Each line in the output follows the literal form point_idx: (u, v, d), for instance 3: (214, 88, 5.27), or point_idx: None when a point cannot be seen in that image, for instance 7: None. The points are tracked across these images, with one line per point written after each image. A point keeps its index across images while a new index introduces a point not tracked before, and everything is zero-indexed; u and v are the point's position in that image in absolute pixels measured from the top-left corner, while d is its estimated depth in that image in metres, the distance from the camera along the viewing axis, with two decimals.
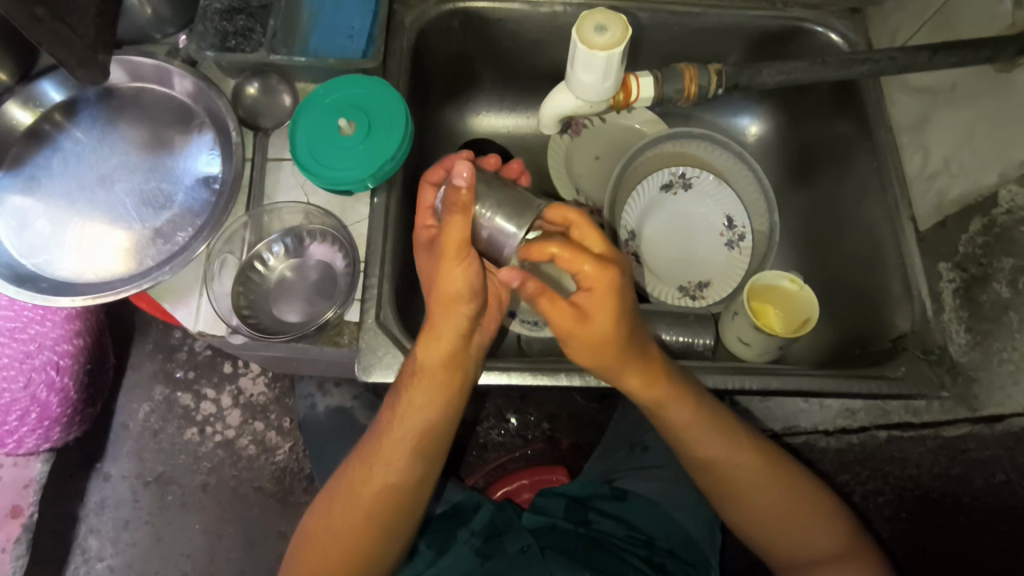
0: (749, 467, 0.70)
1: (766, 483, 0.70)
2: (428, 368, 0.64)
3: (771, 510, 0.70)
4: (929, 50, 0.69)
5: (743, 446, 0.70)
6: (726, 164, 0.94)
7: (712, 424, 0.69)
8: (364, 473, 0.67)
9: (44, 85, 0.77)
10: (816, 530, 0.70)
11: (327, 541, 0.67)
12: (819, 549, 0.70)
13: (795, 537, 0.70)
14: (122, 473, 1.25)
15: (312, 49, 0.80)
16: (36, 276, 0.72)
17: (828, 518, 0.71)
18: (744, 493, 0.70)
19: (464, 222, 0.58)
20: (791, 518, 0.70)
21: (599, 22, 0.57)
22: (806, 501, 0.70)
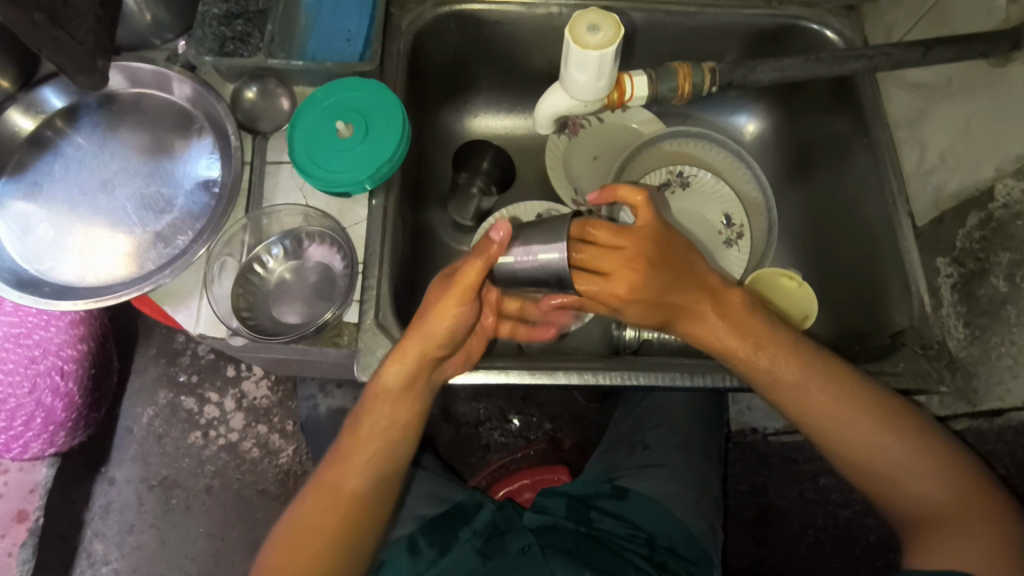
0: (839, 412, 0.65)
1: (858, 425, 0.65)
2: (388, 387, 0.65)
3: (872, 456, 0.65)
4: (922, 47, 0.69)
5: (818, 386, 0.65)
6: (723, 162, 0.95)
7: (770, 347, 0.66)
8: (343, 465, 0.66)
9: (45, 93, 0.78)
10: (923, 481, 0.64)
11: (308, 542, 0.64)
12: (929, 499, 0.64)
13: (900, 489, 0.65)
14: (127, 477, 1.26)
15: (310, 53, 0.81)
16: (38, 280, 0.73)
17: (938, 468, 0.64)
18: (838, 439, 0.65)
19: (485, 263, 0.61)
20: (894, 465, 0.64)
21: (592, 22, 0.58)
22: (909, 446, 0.64)
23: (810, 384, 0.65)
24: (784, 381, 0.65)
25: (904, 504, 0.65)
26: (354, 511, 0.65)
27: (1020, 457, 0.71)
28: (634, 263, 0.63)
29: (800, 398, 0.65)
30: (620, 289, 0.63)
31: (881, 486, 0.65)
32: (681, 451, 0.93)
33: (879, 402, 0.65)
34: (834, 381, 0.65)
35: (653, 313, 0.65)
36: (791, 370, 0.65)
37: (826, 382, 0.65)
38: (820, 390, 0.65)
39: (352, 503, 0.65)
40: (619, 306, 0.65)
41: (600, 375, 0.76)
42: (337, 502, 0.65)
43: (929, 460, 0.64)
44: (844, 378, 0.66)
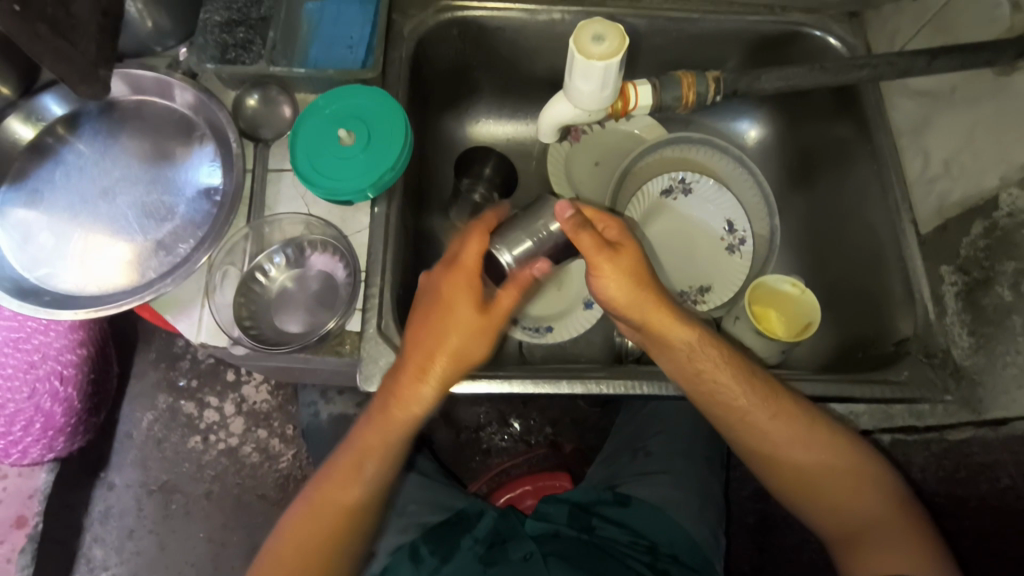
0: (789, 431, 0.66)
1: (821, 457, 0.67)
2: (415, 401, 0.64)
3: (812, 475, 0.67)
4: (927, 55, 0.68)
5: (788, 423, 0.66)
6: (726, 169, 0.95)
7: (725, 361, 0.66)
8: (337, 482, 0.66)
9: (46, 100, 0.78)
10: (862, 498, 0.67)
11: (295, 552, 0.66)
12: (866, 517, 0.66)
13: (840, 507, 0.67)
14: (127, 482, 1.25)
15: (312, 61, 0.80)
16: (39, 289, 0.72)
17: (879, 489, 0.67)
18: (780, 456, 0.68)
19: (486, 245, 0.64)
20: (832, 483, 0.67)
21: (597, 32, 0.57)
22: (852, 467, 0.67)
23: (776, 410, 0.66)
24: (734, 399, 0.67)
25: (840, 520, 0.67)
26: (342, 527, 0.67)
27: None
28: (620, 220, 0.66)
29: (749, 415, 0.67)
30: (619, 230, 0.65)
31: (817, 505, 0.68)
32: (683, 458, 0.92)
33: (825, 421, 0.67)
34: (804, 412, 0.67)
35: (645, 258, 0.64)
36: (740, 388, 0.66)
37: (791, 413, 0.67)
38: (769, 410, 0.66)
39: (342, 518, 0.67)
40: (619, 247, 0.63)
41: (601, 383, 0.76)
42: (327, 514, 0.66)
43: (881, 481, 0.68)
44: (795, 402, 0.67)
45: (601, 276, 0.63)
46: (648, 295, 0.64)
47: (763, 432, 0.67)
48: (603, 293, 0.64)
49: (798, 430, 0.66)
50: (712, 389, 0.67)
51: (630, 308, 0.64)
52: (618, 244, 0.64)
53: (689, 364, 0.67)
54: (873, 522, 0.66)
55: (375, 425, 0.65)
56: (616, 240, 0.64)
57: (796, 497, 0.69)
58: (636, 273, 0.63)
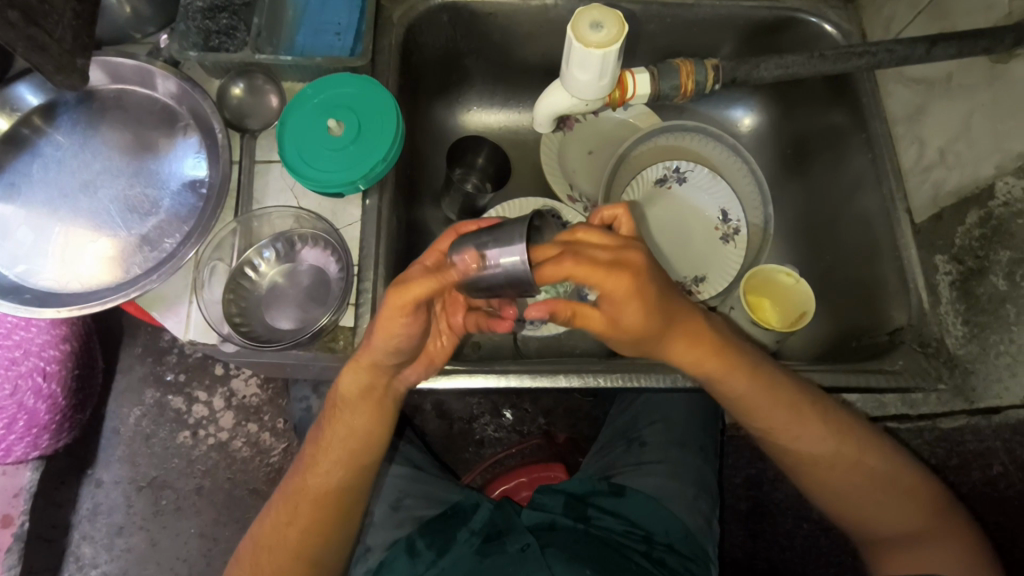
0: (829, 448, 0.67)
1: (836, 450, 0.67)
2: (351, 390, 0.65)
3: (853, 492, 0.67)
4: (926, 42, 0.67)
5: (801, 417, 0.66)
6: (721, 157, 0.94)
7: (746, 373, 0.65)
8: (318, 469, 0.67)
9: (21, 89, 0.75)
10: (900, 511, 0.67)
11: (290, 540, 0.67)
12: (902, 527, 0.67)
13: (875, 518, 0.68)
14: (115, 478, 1.23)
15: (298, 47, 0.78)
16: (19, 286, 0.70)
17: (913, 495, 0.67)
18: (821, 475, 0.68)
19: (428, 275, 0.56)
20: (865, 496, 0.67)
21: (596, 18, 0.56)
22: (889, 478, 0.67)
23: (796, 415, 0.66)
24: (766, 416, 0.66)
25: (877, 533, 0.68)
26: (332, 510, 0.68)
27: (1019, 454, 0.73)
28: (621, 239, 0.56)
29: (779, 430, 0.67)
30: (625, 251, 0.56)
31: (852, 515, 0.68)
32: (678, 447, 0.93)
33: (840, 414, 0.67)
34: (834, 422, 0.67)
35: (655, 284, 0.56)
36: (772, 404, 0.66)
37: (809, 406, 0.66)
38: (794, 415, 0.66)
39: (326, 508, 0.67)
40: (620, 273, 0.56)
41: (599, 377, 0.76)
42: (318, 505, 0.67)
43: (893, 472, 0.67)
44: (825, 413, 0.67)
45: (618, 341, 0.62)
46: (668, 337, 0.61)
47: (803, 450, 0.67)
48: (618, 342, 0.63)
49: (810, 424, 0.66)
50: (747, 406, 0.66)
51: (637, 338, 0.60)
52: (619, 303, 0.56)
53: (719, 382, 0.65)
54: (909, 531, 0.67)
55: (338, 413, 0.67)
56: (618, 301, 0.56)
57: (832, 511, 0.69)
58: (650, 325, 0.58)
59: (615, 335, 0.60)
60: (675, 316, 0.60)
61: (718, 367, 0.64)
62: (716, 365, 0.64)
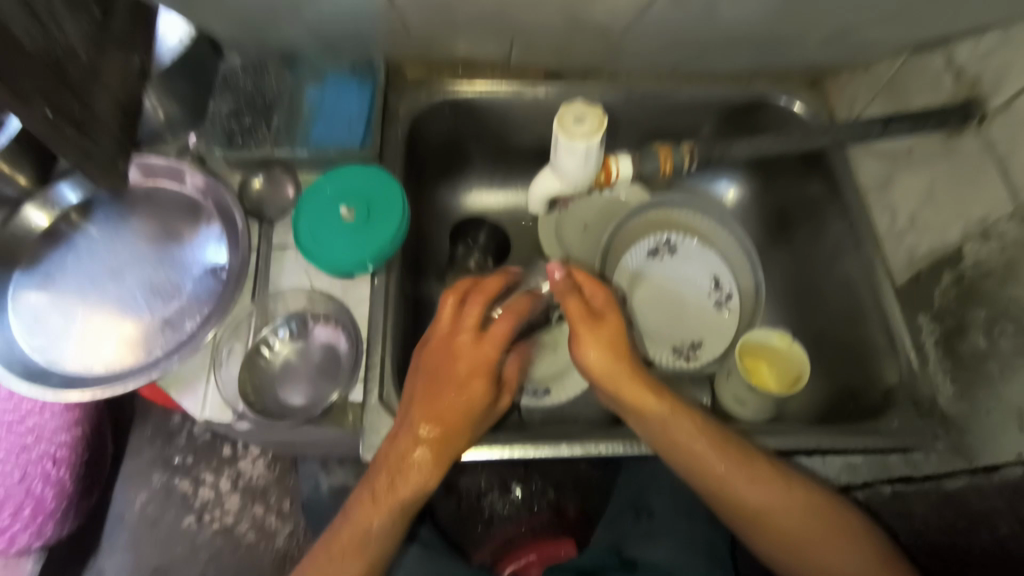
0: (777, 503, 0.67)
1: (795, 512, 0.68)
2: (410, 463, 0.64)
3: (807, 545, 0.67)
4: (880, 123, 0.74)
5: (751, 477, 0.68)
6: (708, 229, 0.99)
7: (687, 420, 0.68)
8: (329, 564, 0.64)
9: (62, 188, 0.81)
10: (855, 561, 0.67)
11: None
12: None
13: (833, 569, 0.67)
14: (117, 567, 1.21)
15: (313, 139, 0.85)
16: (47, 370, 0.74)
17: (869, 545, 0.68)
18: (770, 532, 0.68)
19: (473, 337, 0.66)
20: (821, 548, 0.67)
21: (578, 114, 0.63)
22: (836, 528, 0.68)
23: (746, 472, 0.67)
24: (715, 470, 0.67)
25: None
26: None
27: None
28: (604, 289, 0.68)
29: (729, 485, 0.67)
30: (606, 300, 0.67)
31: (815, 573, 0.68)
32: (687, 517, 0.92)
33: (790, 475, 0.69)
34: (779, 476, 0.68)
35: (629, 331, 0.67)
36: (714, 453, 0.68)
37: (760, 467, 0.68)
38: (746, 474, 0.67)
39: None
40: (602, 317, 0.66)
41: (600, 445, 0.77)
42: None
43: (859, 536, 0.68)
44: (769, 466, 0.69)
45: (583, 345, 0.66)
46: (622, 363, 0.66)
47: (751, 504, 0.67)
48: (576, 353, 0.67)
49: (763, 482, 0.68)
50: (692, 456, 0.68)
51: (605, 378, 0.66)
52: (603, 314, 0.67)
53: (665, 428, 0.68)
54: None
55: (371, 498, 0.64)
56: (604, 313, 0.67)
57: (786, 564, 0.69)
58: (613, 342, 0.66)
59: (581, 333, 0.66)
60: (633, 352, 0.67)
61: (661, 409, 0.67)
62: (662, 407, 0.67)
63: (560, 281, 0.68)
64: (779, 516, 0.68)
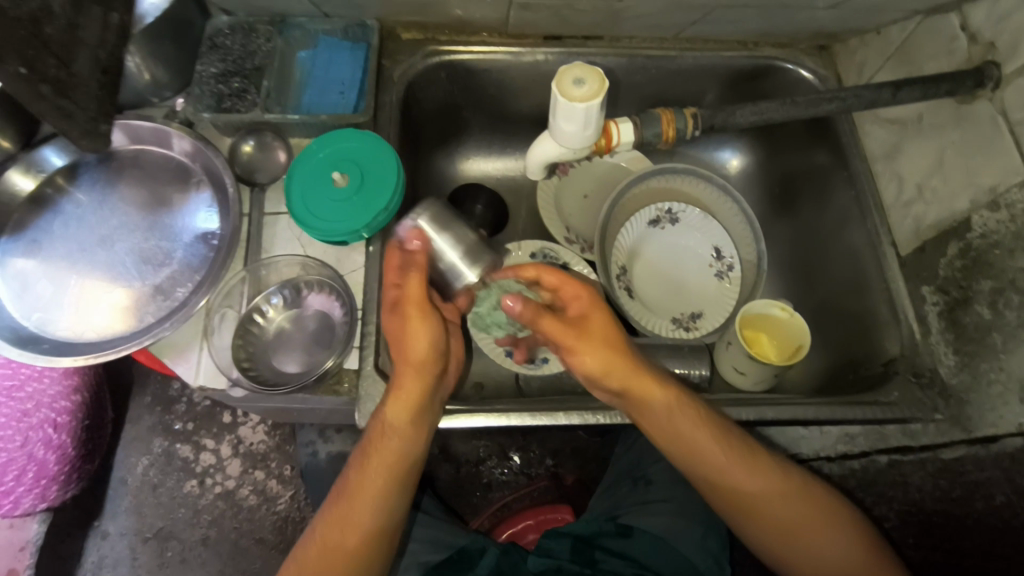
0: (772, 489, 0.67)
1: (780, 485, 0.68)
2: (395, 426, 0.66)
3: (791, 528, 0.68)
4: (891, 86, 0.71)
5: (740, 457, 0.67)
6: (713, 199, 0.97)
7: (688, 411, 0.68)
8: (332, 531, 0.65)
9: (46, 153, 0.80)
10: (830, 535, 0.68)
11: None
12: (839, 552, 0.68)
13: (815, 550, 0.68)
14: (120, 530, 1.23)
15: (305, 106, 0.82)
16: (37, 337, 0.73)
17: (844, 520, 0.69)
18: (761, 518, 0.68)
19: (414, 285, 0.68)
20: (805, 523, 0.68)
21: (577, 75, 0.60)
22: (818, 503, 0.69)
23: (737, 451, 0.67)
24: (708, 457, 0.67)
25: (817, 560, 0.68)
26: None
27: (1021, 484, 0.67)
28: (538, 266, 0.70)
29: (724, 460, 0.67)
30: (588, 301, 0.69)
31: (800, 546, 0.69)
32: (684, 486, 0.92)
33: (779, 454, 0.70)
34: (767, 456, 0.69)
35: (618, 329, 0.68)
36: (716, 445, 0.67)
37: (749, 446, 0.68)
38: (738, 450, 0.68)
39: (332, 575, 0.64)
40: (588, 321, 0.68)
41: (598, 415, 0.77)
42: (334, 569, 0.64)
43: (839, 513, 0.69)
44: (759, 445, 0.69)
45: (579, 354, 0.67)
46: (624, 360, 0.67)
47: (744, 487, 0.67)
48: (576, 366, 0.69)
49: (752, 462, 0.68)
50: (690, 446, 0.67)
51: (609, 374, 0.67)
52: (589, 317, 0.69)
53: (667, 419, 0.67)
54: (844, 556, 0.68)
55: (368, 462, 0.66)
56: (587, 316, 0.69)
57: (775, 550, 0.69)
58: (609, 342, 0.67)
59: (579, 341, 0.67)
60: (630, 346, 0.68)
61: (665, 398, 0.67)
62: (663, 397, 0.67)
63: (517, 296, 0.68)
64: (768, 491, 0.68)
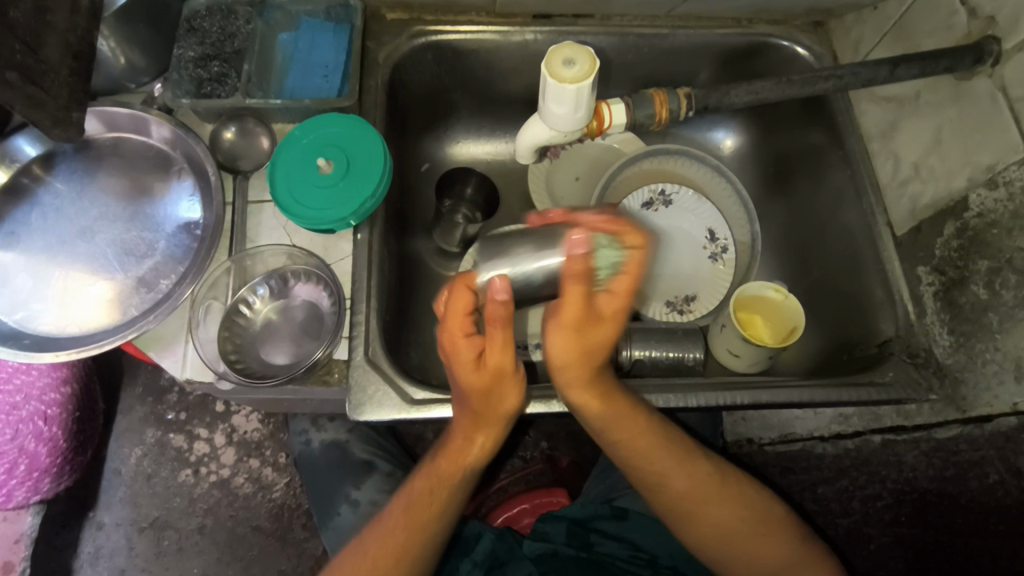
0: (712, 487, 0.70)
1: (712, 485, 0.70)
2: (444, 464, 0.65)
3: (733, 536, 0.70)
4: (889, 63, 0.70)
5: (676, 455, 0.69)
6: (705, 179, 0.96)
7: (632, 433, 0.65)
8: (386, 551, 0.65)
9: (19, 141, 0.77)
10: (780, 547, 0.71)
11: None
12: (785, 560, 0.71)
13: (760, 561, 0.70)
14: (116, 520, 1.23)
15: (288, 90, 0.80)
16: (18, 332, 0.71)
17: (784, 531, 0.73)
18: (695, 520, 0.70)
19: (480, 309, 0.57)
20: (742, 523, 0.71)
21: (568, 55, 0.58)
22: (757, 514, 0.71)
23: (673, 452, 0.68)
24: (658, 464, 0.68)
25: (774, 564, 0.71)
26: None
27: (1015, 463, 0.67)
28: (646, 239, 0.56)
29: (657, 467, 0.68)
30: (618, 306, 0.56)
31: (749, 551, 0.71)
32: None
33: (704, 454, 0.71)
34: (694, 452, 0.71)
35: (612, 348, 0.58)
36: (653, 448, 0.67)
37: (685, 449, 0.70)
38: (677, 453, 0.69)
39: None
40: (599, 321, 0.56)
41: None
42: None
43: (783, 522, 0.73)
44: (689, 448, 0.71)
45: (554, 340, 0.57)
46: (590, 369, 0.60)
47: (667, 486, 0.69)
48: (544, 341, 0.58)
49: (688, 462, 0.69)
50: (634, 452, 0.67)
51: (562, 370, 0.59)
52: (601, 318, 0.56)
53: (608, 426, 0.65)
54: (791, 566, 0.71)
55: (423, 486, 0.67)
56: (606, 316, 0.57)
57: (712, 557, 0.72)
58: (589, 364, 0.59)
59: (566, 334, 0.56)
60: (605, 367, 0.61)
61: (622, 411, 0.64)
62: (603, 411, 0.63)
63: (578, 259, 0.55)
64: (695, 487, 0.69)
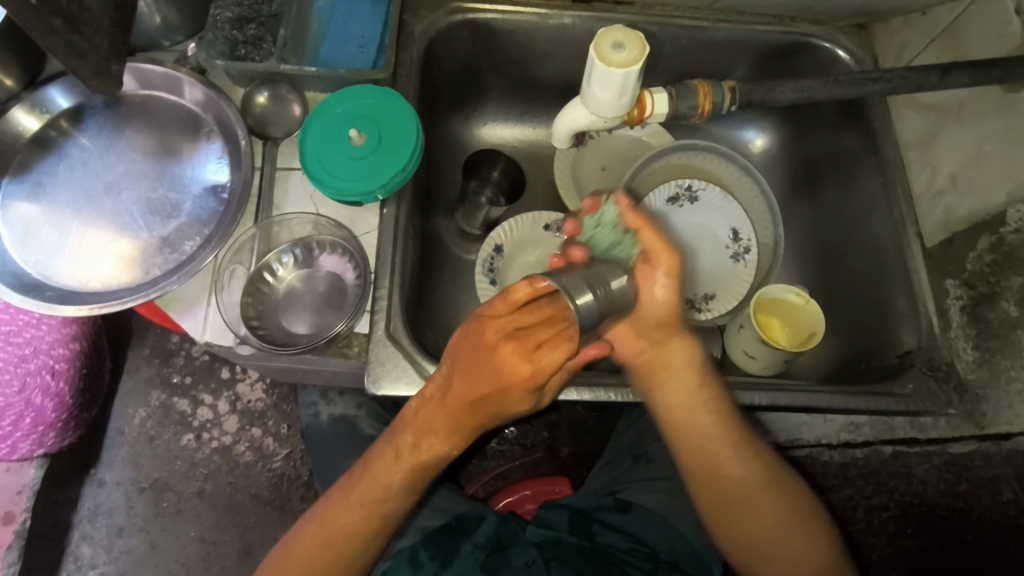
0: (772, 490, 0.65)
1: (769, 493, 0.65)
2: (428, 429, 0.62)
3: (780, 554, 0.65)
4: (939, 70, 0.68)
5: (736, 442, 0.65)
6: (733, 177, 0.95)
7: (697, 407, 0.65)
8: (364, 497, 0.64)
9: (51, 92, 0.77)
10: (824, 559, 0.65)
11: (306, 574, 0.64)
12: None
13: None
14: (117, 479, 1.24)
15: (321, 58, 0.80)
16: (40, 284, 0.71)
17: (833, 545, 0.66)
18: (749, 521, 0.65)
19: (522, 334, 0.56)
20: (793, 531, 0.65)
21: (617, 39, 0.57)
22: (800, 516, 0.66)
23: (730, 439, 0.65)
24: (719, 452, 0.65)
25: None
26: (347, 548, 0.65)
27: None
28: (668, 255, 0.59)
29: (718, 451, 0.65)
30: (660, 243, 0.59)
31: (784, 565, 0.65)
32: None
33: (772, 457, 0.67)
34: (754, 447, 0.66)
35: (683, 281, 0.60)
36: (709, 421, 0.65)
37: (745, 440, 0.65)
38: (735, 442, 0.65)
39: (343, 549, 0.65)
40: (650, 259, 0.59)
41: (611, 391, 0.76)
42: (334, 551, 0.65)
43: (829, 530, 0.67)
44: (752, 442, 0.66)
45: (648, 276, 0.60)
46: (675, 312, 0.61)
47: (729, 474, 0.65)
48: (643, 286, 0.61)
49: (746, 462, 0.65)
50: (684, 414, 0.65)
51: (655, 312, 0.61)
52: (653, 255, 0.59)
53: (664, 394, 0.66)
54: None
55: (399, 458, 0.64)
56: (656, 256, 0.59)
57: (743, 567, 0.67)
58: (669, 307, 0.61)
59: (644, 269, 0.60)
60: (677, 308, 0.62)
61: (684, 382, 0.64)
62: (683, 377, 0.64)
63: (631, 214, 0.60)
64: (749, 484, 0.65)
